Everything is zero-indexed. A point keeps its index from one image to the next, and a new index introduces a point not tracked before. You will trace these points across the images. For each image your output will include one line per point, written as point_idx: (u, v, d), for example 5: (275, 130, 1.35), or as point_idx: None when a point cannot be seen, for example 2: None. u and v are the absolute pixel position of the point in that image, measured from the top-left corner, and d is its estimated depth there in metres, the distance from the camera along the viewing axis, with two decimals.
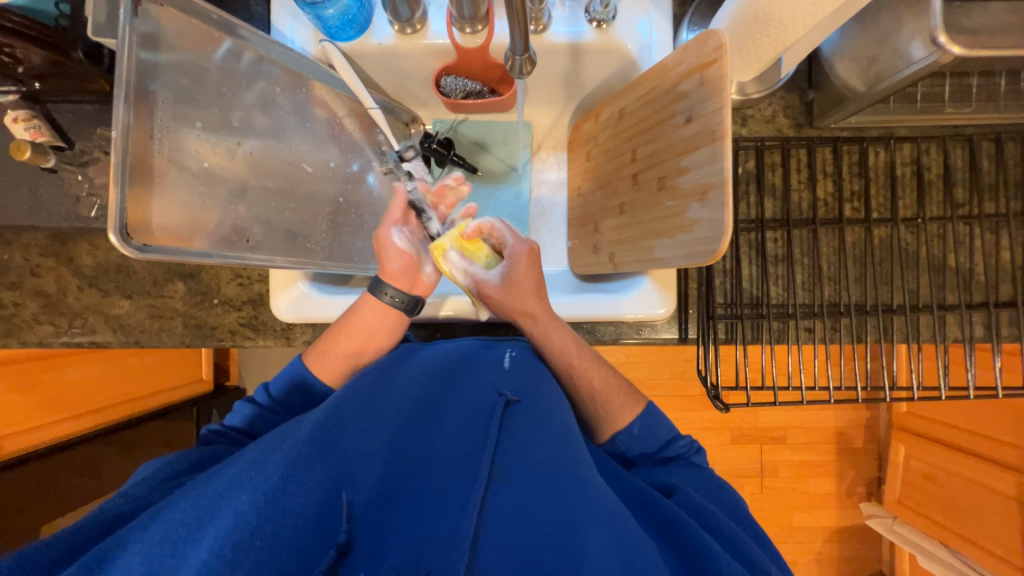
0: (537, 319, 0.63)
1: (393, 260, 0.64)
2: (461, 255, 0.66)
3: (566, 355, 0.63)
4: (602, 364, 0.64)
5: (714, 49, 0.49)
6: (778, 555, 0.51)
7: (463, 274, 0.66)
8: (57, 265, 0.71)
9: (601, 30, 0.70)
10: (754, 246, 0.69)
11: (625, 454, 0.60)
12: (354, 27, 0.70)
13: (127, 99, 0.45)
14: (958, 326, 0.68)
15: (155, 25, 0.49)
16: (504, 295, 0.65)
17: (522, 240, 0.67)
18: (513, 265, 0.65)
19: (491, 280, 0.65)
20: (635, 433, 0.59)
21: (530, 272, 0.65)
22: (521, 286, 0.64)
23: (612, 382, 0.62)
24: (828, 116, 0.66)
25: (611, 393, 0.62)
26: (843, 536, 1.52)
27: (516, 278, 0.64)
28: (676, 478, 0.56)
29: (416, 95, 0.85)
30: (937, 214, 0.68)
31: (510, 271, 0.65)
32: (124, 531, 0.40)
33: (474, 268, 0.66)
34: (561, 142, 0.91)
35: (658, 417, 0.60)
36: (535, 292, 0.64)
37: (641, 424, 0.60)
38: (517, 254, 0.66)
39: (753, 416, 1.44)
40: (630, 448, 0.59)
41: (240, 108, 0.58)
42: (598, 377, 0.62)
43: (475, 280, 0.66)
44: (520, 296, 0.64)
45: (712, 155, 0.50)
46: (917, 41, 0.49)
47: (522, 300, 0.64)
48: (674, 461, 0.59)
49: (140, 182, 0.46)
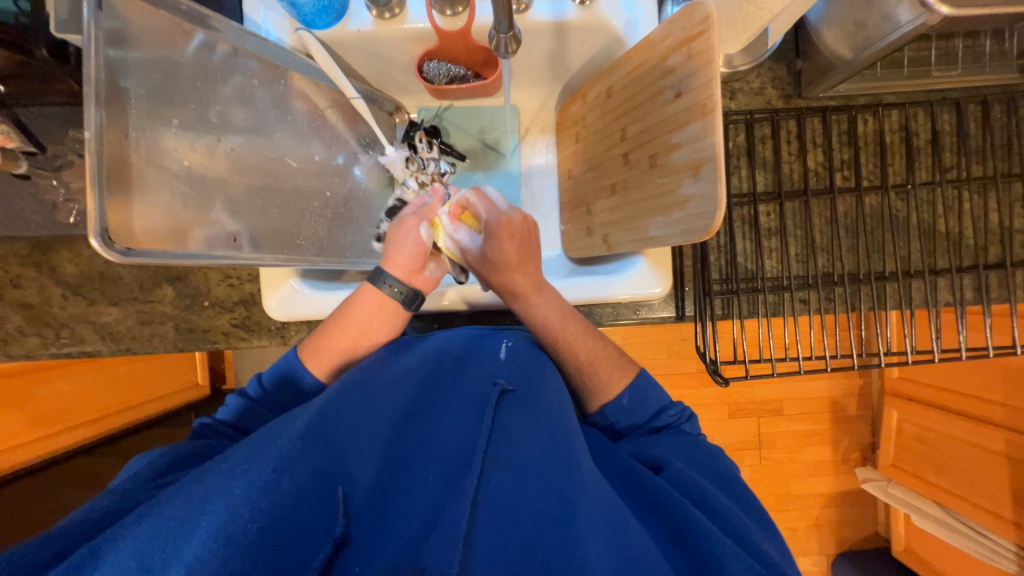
0: (517, 294, 0.63)
1: (406, 248, 0.64)
2: (452, 223, 0.68)
3: (564, 340, 0.61)
4: (601, 340, 0.62)
5: (701, 20, 0.48)
6: (768, 523, 0.52)
7: (452, 241, 0.68)
8: (40, 275, 0.69)
9: (585, 7, 0.68)
10: (746, 220, 0.69)
11: (614, 427, 0.60)
12: (331, 14, 0.67)
13: (98, 99, 0.42)
14: (948, 290, 0.68)
15: (122, 19, 0.46)
16: (483, 266, 0.66)
17: (513, 214, 0.65)
18: (491, 241, 0.64)
19: (473, 255, 0.67)
20: (625, 403, 0.59)
21: (507, 246, 0.63)
22: (499, 261, 0.63)
23: (611, 363, 0.60)
24: (816, 85, 0.65)
25: (598, 360, 0.61)
26: (840, 500, 1.56)
27: (492, 253, 0.64)
28: (665, 451, 0.55)
29: (399, 82, 0.83)
30: (926, 179, 0.68)
31: (488, 243, 0.64)
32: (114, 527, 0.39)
33: (460, 242, 0.68)
34: (549, 125, 0.89)
35: (648, 387, 0.59)
36: (516, 264, 0.63)
37: (630, 394, 0.59)
38: (494, 227, 0.64)
39: (749, 390, 1.46)
40: (619, 419, 0.59)
41: (217, 104, 0.56)
42: (604, 357, 0.61)
43: (461, 248, 0.68)
44: (496, 272, 0.64)
45: (703, 129, 0.49)
46: (904, 5, 0.48)
47: (500, 275, 0.63)
48: (667, 430, 0.58)
49: (118, 185, 0.44)
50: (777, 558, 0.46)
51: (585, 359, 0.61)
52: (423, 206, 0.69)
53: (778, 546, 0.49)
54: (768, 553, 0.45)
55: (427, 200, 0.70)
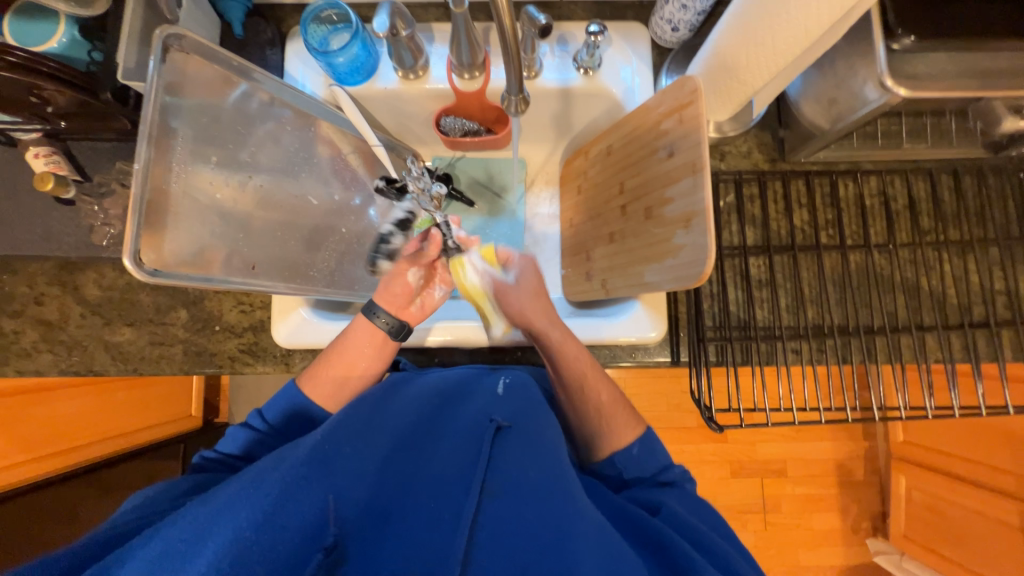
0: (554, 321, 0.65)
1: (395, 287, 0.67)
2: (481, 260, 0.70)
3: (587, 378, 0.63)
4: (610, 382, 0.64)
5: (689, 93, 0.54)
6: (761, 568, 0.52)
7: (476, 275, 0.70)
8: (63, 293, 0.72)
9: (588, 77, 0.76)
10: (738, 271, 0.73)
11: (620, 475, 0.59)
12: (361, 74, 0.75)
13: (150, 137, 0.48)
14: (937, 348, 0.70)
15: (180, 72, 0.53)
16: (522, 297, 0.67)
17: (528, 254, 0.73)
18: (524, 274, 0.70)
19: (505, 287, 0.69)
20: (634, 454, 0.59)
21: (539, 280, 0.70)
22: (535, 289, 0.68)
23: (622, 409, 0.62)
24: (798, 152, 0.72)
25: (616, 409, 0.62)
26: (853, 575, 1.47)
27: (527, 283, 0.69)
28: (665, 497, 0.55)
29: (417, 134, 0.91)
30: (907, 240, 0.72)
31: (523, 279, 0.69)
32: (125, 547, 0.40)
33: (489, 277, 0.70)
34: (553, 177, 0.96)
35: (656, 440, 0.60)
36: (546, 296, 0.69)
37: (640, 445, 0.59)
38: (526, 264, 0.71)
39: (752, 448, 1.42)
40: (625, 468, 0.59)
41: (253, 145, 0.62)
42: (606, 392, 0.63)
43: (493, 282, 0.70)
44: (537, 299, 0.67)
45: (693, 185, 0.54)
46: (869, 85, 0.54)
47: (538, 300, 0.67)
48: (671, 486, 0.57)
49: (154, 214, 0.49)
50: None
51: (594, 392, 0.63)
52: (417, 250, 0.70)
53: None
54: None
55: (422, 244, 0.70)
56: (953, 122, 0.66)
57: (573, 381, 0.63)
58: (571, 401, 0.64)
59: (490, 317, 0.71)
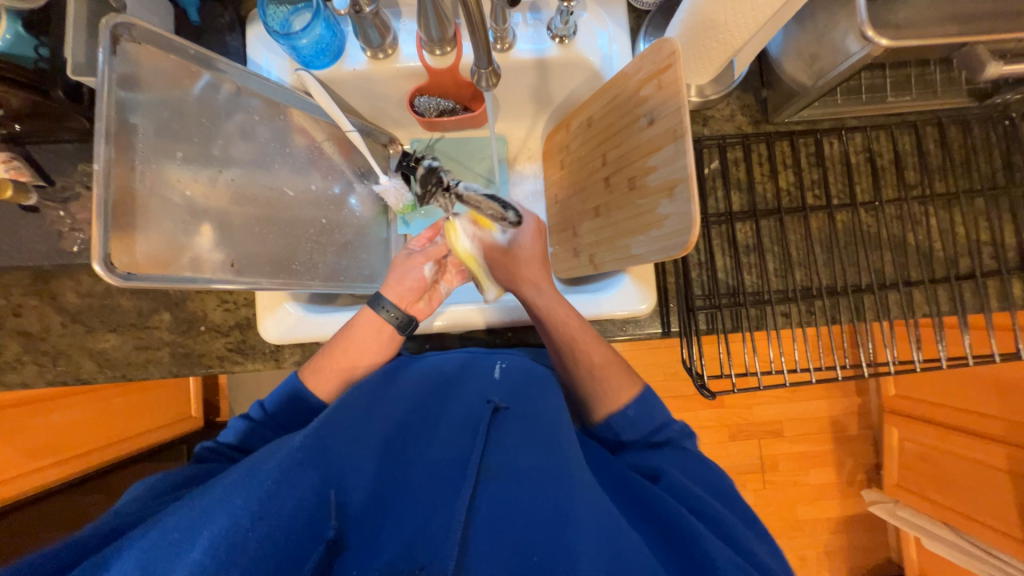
0: (542, 287, 0.63)
1: (406, 281, 0.66)
2: (472, 223, 0.68)
3: (579, 342, 0.61)
4: (609, 347, 0.63)
5: (669, 55, 0.52)
6: (758, 526, 0.53)
7: (468, 239, 0.68)
8: (40, 303, 0.70)
9: (564, 45, 0.73)
10: (725, 238, 0.72)
11: (618, 438, 0.60)
12: (327, 55, 0.72)
13: (108, 135, 0.46)
14: (925, 302, 0.70)
15: (134, 63, 0.50)
16: (506, 261, 0.65)
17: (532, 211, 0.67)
18: (521, 236, 0.65)
19: (495, 251, 0.66)
20: (631, 416, 0.59)
21: (536, 242, 0.65)
22: (528, 255, 0.64)
23: (619, 369, 0.62)
24: (782, 111, 0.70)
25: (609, 369, 0.61)
26: (848, 525, 1.52)
27: (522, 247, 0.64)
28: (662, 462, 0.56)
29: (392, 116, 0.88)
30: (893, 197, 0.72)
31: (519, 240, 0.65)
32: (122, 538, 0.41)
33: (480, 241, 0.68)
34: (536, 153, 0.94)
35: (655, 401, 0.60)
36: (540, 261, 0.65)
37: (637, 407, 0.59)
38: (527, 225, 0.65)
39: (748, 411, 1.45)
40: (624, 430, 0.59)
41: (220, 138, 0.59)
42: (598, 354, 0.61)
43: (484, 245, 0.67)
44: (525, 265, 0.64)
45: (675, 152, 0.52)
46: (851, 37, 0.53)
47: (525, 267, 0.64)
48: (666, 445, 0.59)
49: (122, 215, 0.47)
50: (768, 560, 0.47)
51: (586, 355, 0.62)
52: (430, 243, 0.71)
53: (772, 552, 0.50)
54: (761, 557, 0.46)
55: (434, 235, 0.72)
56: (938, 71, 0.67)
57: (562, 344, 0.62)
58: (562, 362, 0.64)
59: (484, 280, 0.70)
